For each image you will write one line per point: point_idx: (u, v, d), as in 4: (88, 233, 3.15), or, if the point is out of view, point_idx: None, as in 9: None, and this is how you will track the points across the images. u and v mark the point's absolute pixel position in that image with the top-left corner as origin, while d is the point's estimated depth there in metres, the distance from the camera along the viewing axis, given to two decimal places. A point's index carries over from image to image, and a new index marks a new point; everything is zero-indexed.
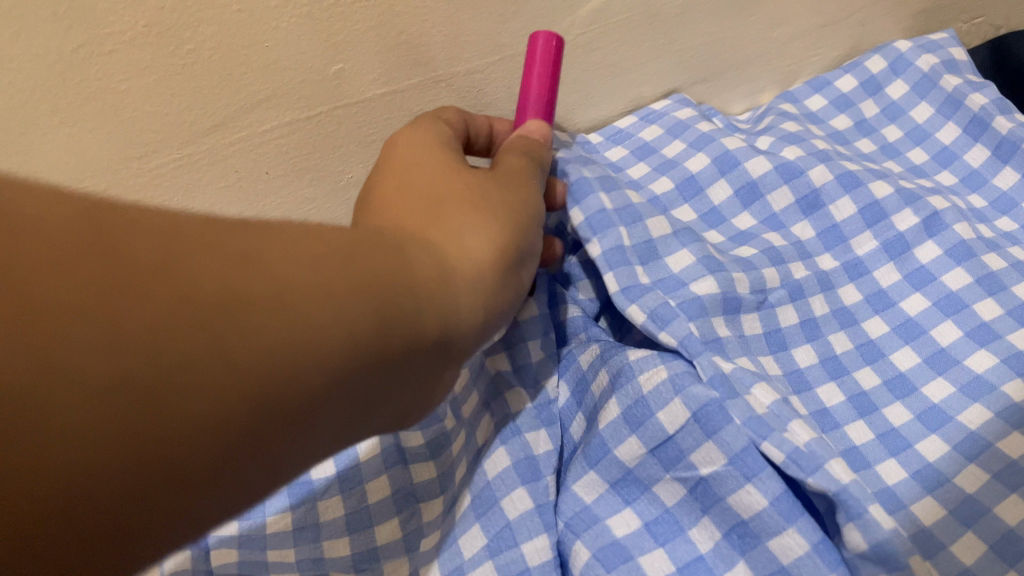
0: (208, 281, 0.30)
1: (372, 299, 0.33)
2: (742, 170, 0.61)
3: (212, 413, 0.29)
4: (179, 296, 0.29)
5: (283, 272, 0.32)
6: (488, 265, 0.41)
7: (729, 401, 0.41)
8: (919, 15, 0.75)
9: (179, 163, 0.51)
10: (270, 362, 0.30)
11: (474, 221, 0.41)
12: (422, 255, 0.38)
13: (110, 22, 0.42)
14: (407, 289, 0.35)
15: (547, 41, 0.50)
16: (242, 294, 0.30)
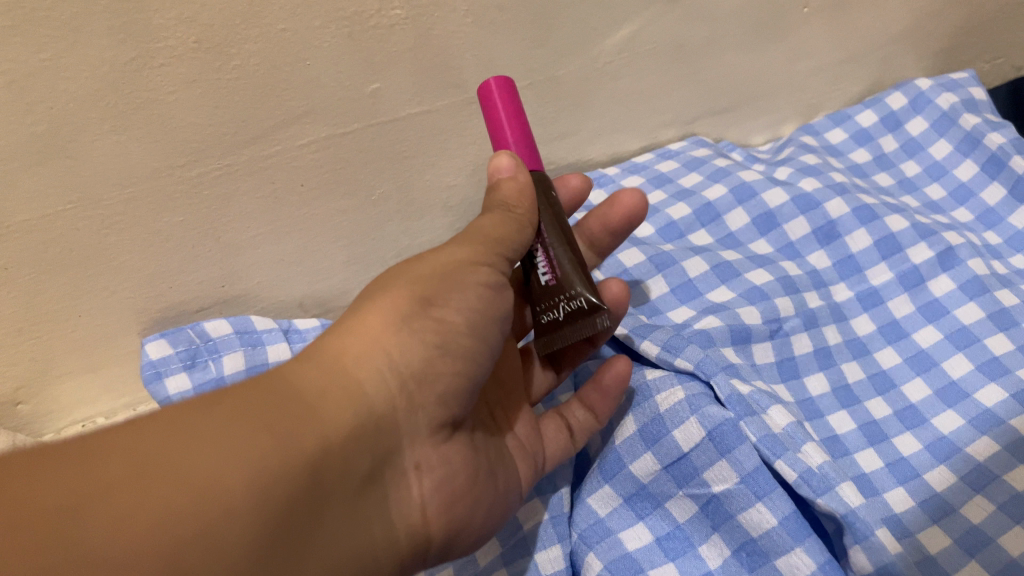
0: (87, 459, 0.28)
1: (272, 423, 0.31)
2: (759, 200, 0.64)
3: (206, 560, 0.28)
4: (63, 487, 0.27)
5: (164, 439, 0.29)
6: (395, 350, 0.35)
7: (744, 420, 0.43)
8: (940, 54, 0.76)
9: (219, 173, 0.53)
10: (235, 505, 0.29)
11: (365, 314, 0.36)
12: (308, 379, 0.33)
13: (162, 38, 0.45)
14: (310, 401, 0.33)
15: (498, 81, 0.41)
16: (110, 477, 0.28)
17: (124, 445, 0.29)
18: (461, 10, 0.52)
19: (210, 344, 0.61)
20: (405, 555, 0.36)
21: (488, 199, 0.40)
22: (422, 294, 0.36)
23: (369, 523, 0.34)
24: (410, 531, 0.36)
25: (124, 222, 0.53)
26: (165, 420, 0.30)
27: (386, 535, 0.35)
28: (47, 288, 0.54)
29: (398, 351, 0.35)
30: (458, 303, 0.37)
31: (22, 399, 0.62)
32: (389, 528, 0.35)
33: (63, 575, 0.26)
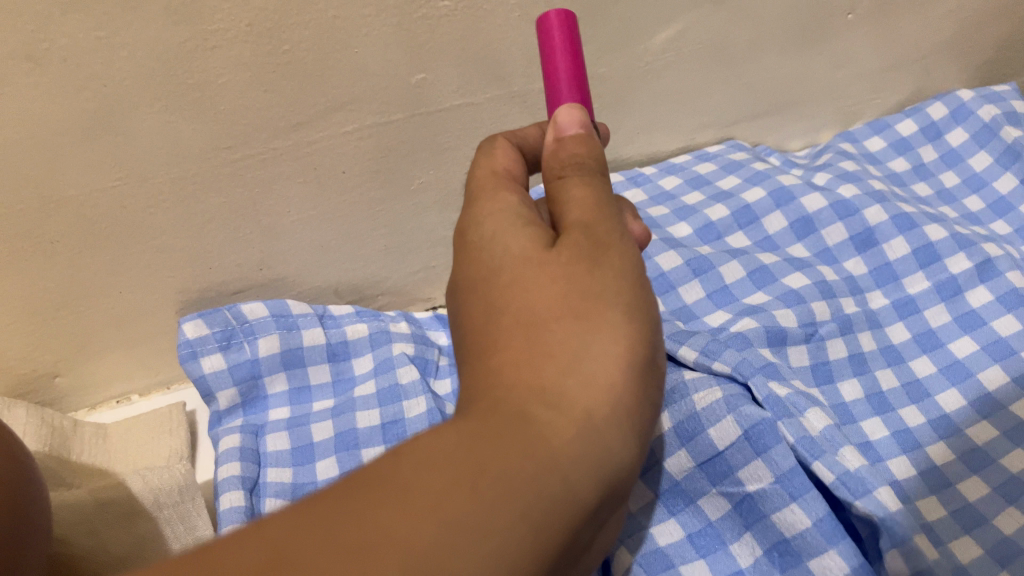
0: (386, 536, 0.22)
1: (516, 474, 0.24)
2: (797, 205, 0.65)
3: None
4: (393, 565, 0.21)
5: (437, 489, 0.23)
6: (637, 408, 0.29)
7: (782, 421, 0.44)
8: (983, 66, 0.76)
9: (263, 158, 0.53)
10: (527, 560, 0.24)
11: (598, 352, 0.28)
12: (565, 434, 0.26)
13: (214, 20, 0.45)
14: (570, 465, 0.26)
15: (559, 16, 0.35)
16: (419, 541, 0.22)
17: (418, 508, 0.23)
18: (509, 5, 0.52)
19: (246, 326, 0.62)
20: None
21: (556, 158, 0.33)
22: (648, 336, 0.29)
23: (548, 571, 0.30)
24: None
25: (169, 203, 0.53)
26: (432, 473, 0.24)
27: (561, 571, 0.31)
28: (89, 263, 0.55)
29: (634, 395, 0.28)
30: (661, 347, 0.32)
31: (60, 371, 0.63)
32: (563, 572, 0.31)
33: None
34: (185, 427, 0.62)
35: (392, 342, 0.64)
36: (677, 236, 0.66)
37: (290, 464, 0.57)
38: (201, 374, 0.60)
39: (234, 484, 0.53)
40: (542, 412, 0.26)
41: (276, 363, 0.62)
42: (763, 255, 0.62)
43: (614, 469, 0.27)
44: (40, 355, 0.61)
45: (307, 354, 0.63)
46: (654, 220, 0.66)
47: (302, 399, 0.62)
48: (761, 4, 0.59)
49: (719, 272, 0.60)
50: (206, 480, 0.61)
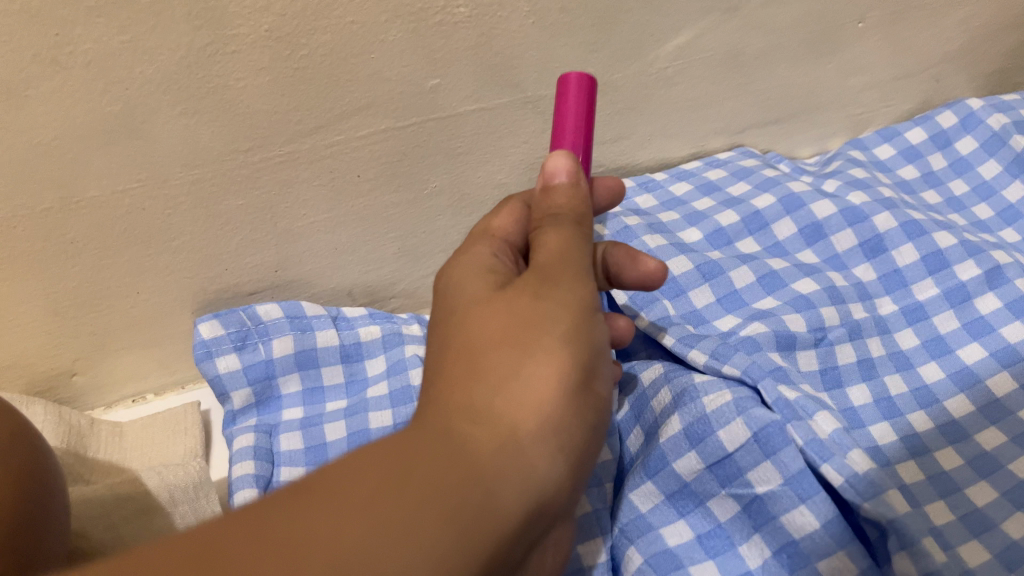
0: (304, 532, 0.25)
1: (435, 482, 0.28)
2: (807, 211, 0.66)
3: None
4: (309, 548, 0.25)
5: (360, 492, 0.27)
6: (564, 425, 0.32)
7: (791, 424, 0.45)
8: (992, 75, 0.77)
9: (280, 161, 0.53)
10: (449, 554, 0.27)
11: (530, 376, 0.32)
12: (490, 447, 0.30)
13: (236, 26, 0.44)
14: (491, 471, 0.29)
15: (579, 79, 0.39)
16: (336, 536, 0.25)
17: (340, 509, 0.26)
18: (524, 12, 0.51)
19: (261, 326, 0.63)
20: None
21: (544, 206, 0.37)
22: (581, 363, 0.33)
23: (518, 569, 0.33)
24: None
25: (187, 205, 0.54)
26: (358, 479, 0.27)
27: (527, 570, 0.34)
28: (108, 263, 0.56)
29: (562, 415, 0.32)
30: (605, 376, 0.35)
31: (78, 370, 0.64)
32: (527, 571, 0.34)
33: None
34: (200, 426, 0.63)
35: (404, 344, 0.65)
36: (687, 239, 0.66)
37: (303, 464, 0.58)
38: (217, 374, 0.60)
39: (249, 483, 0.54)
40: (469, 427, 0.30)
41: (290, 363, 0.63)
42: (773, 260, 0.62)
43: (538, 480, 0.31)
44: (59, 354, 0.62)
45: (320, 355, 0.64)
46: (664, 224, 0.67)
47: (315, 399, 0.63)
48: (774, 13, 0.60)
49: (729, 277, 0.60)
50: (221, 478, 0.62)
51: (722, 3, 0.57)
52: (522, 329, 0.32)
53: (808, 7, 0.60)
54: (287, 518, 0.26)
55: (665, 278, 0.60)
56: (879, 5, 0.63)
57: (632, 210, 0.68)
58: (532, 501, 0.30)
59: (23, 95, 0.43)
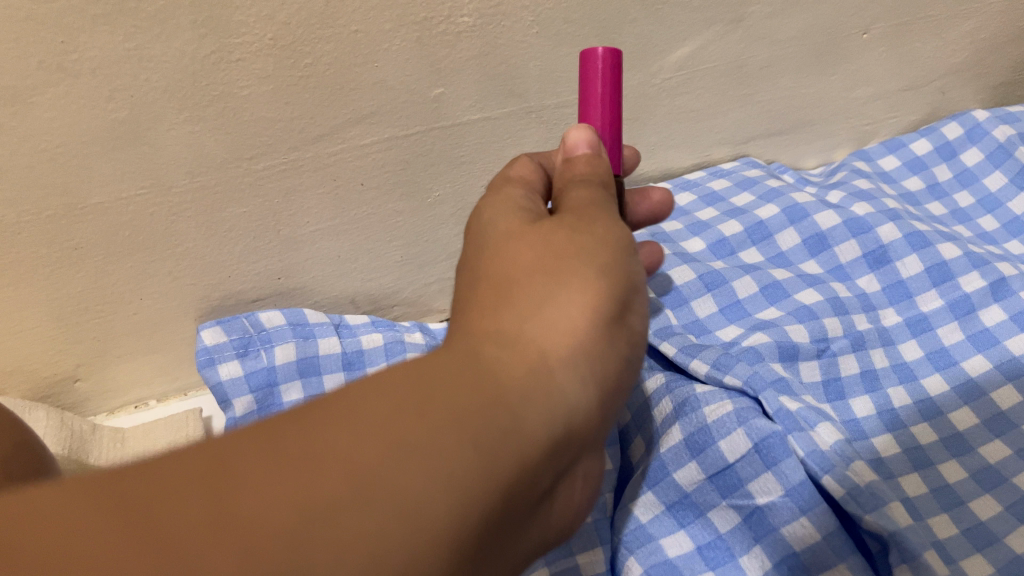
0: (321, 446, 0.24)
1: (459, 407, 0.26)
2: (811, 222, 0.66)
3: (452, 536, 0.24)
4: (329, 464, 0.23)
5: (380, 412, 0.25)
6: (596, 349, 0.31)
7: (792, 435, 0.45)
8: (999, 87, 0.76)
9: (284, 168, 0.54)
10: (471, 482, 0.25)
11: (564, 304, 0.31)
12: (518, 376, 0.28)
13: (241, 34, 0.45)
14: (516, 398, 0.28)
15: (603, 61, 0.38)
16: (354, 456, 0.24)
17: (360, 423, 0.24)
18: (528, 21, 0.51)
19: (264, 334, 0.63)
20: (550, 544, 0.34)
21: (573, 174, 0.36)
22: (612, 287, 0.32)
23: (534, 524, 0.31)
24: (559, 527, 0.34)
25: (191, 213, 0.54)
26: (378, 399, 0.25)
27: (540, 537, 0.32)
28: (112, 270, 0.56)
29: (593, 345, 0.31)
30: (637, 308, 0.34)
31: (80, 376, 0.64)
32: (546, 527, 0.32)
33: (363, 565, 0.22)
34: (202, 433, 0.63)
35: (406, 353, 0.65)
36: (690, 251, 0.66)
37: None
38: (218, 381, 0.61)
39: None
40: (497, 353, 0.29)
41: (292, 371, 0.63)
42: (775, 271, 0.62)
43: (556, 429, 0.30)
44: (62, 360, 0.62)
45: (323, 362, 0.64)
46: (666, 234, 0.67)
47: None
48: (778, 25, 0.59)
49: (729, 289, 0.60)
50: None
51: (726, 14, 0.57)
52: (553, 264, 0.32)
53: (812, 19, 0.60)
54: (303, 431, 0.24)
55: (666, 289, 0.60)
56: (884, 16, 0.63)
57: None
58: (554, 444, 0.29)
59: (28, 102, 0.43)
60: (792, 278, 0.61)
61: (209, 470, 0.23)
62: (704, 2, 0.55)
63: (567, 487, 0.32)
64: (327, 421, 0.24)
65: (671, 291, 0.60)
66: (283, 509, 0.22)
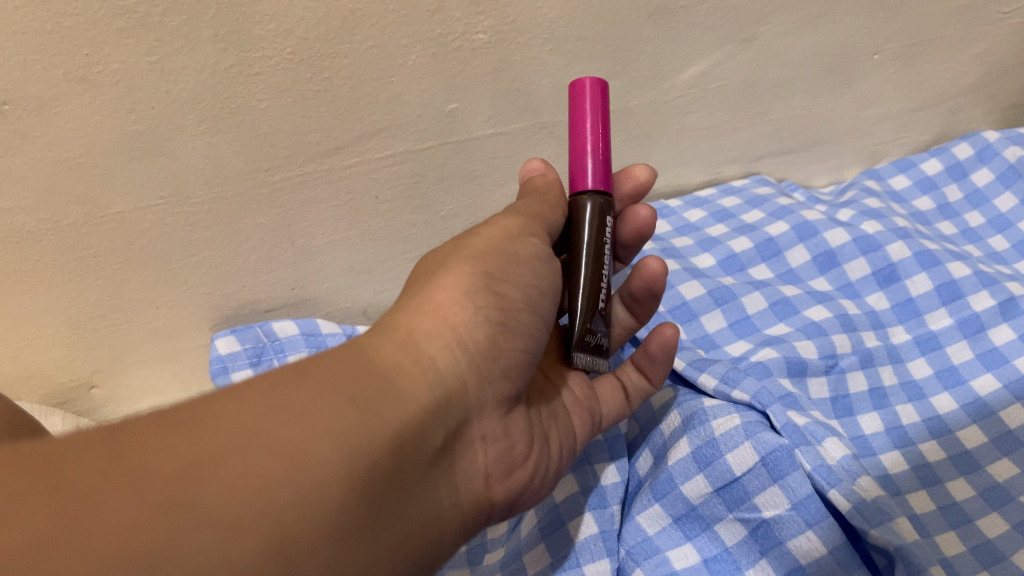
0: (214, 414, 0.29)
1: (328, 406, 0.30)
2: (820, 239, 0.66)
3: (310, 520, 0.28)
4: (218, 425, 0.28)
5: (257, 413, 0.29)
6: (461, 318, 0.35)
7: (800, 449, 0.45)
8: (1011, 109, 0.77)
9: (301, 180, 0.54)
10: (327, 473, 0.29)
11: (433, 291, 0.36)
12: (387, 355, 0.33)
13: (260, 47, 0.45)
14: (383, 371, 0.32)
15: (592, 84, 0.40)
16: (218, 447, 0.28)
17: (246, 397, 0.30)
18: (542, 39, 0.52)
19: (276, 343, 0.65)
20: (469, 520, 0.35)
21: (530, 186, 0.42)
22: (483, 270, 0.37)
23: (437, 487, 0.33)
24: (474, 498, 0.35)
25: (209, 224, 0.55)
26: (262, 400, 0.30)
27: (451, 501, 0.34)
28: (129, 278, 0.57)
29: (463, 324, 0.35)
30: (518, 281, 0.37)
31: (96, 383, 0.66)
32: (455, 491, 0.34)
33: (246, 499, 0.27)
34: None
35: None
36: (700, 266, 0.67)
37: None
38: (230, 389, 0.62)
39: None
40: (369, 338, 0.34)
41: None
42: (787, 288, 0.62)
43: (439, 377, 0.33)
44: (79, 366, 0.63)
45: None
46: (677, 249, 0.68)
47: None
48: (790, 44, 0.60)
49: (740, 304, 0.60)
50: None
51: (738, 33, 0.57)
52: (432, 266, 0.38)
53: (824, 39, 0.61)
54: (190, 424, 0.28)
55: (677, 304, 0.60)
56: (895, 38, 0.63)
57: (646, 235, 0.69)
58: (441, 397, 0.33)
59: (53, 112, 0.45)
60: (803, 295, 0.61)
61: (116, 438, 0.28)
62: (715, 22, 0.56)
63: (465, 449, 0.35)
64: (216, 402, 0.29)
65: (683, 307, 0.60)
66: (171, 460, 0.27)
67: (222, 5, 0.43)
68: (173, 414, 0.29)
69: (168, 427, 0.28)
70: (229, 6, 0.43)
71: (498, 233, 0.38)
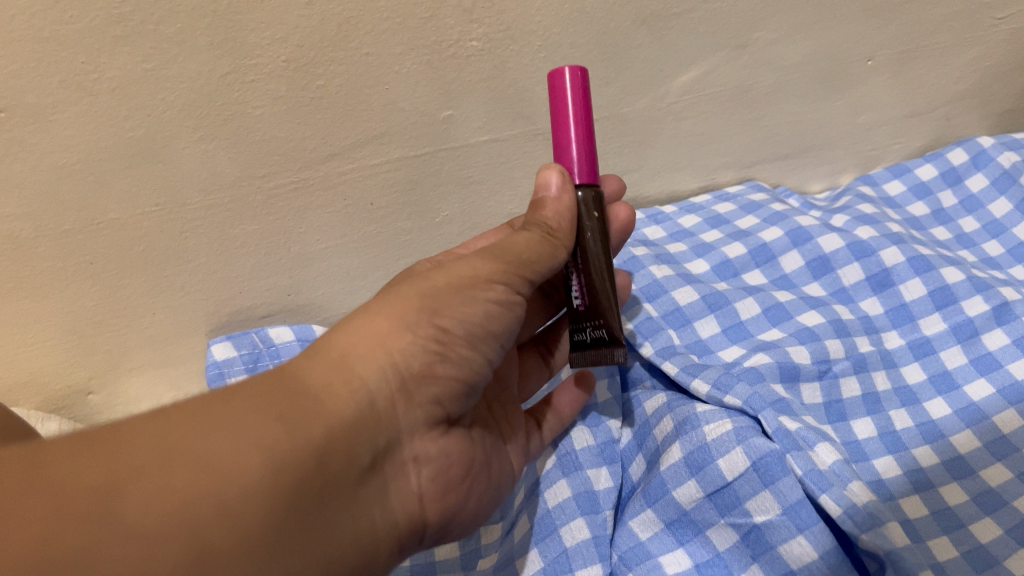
0: (139, 430, 0.30)
1: (255, 425, 0.31)
2: (814, 245, 0.67)
3: (230, 533, 0.29)
4: (141, 441, 0.30)
5: (182, 429, 0.30)
6: (400, 344, 0.35)
7: (790, 454, 0.45)
8: (1005, 114, 0.77)
9: (296, 187, 0.55)
10: (250, 488, 0.30)
11: (374, 313, 0.36)
12: (316, 374, 0.34)
13: (256, 55, 0.46)
14: (312, 393, 0.33)
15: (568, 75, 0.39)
16: (139, 463, 0.29)
17: (171, 415, 0.31)
18: (536, 46, 0.52)
19: (272, 349, 0.65)
20: (404, 536, 0.37)
21: (529, 216, 0.39)
22: (428, 309, 0.36)
23: (369, 505, 0.35)
24: (409, 515, 0.37)
25: (204, 232, 0.55)
26: (189, 417, 0.31)
27: (385, 520, 0.35)
28: (124, 285, 0.57)
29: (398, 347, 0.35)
30: (457, 313, 0.36)
31: (93, 389, 0.66)
32: (389, 511, 0.36)
33: (164, 512, 0.28)
34: None
35: None
36: (693, 272, 0.67)
37: None
38: None
39: None
40: (302, 361, 0.34)
41: None
42: (780, 293, 0.62)
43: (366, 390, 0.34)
44: (76, 372, 0.64)
45: None
46: (670, 254, 0.68)
47: None
48: (783, 51, 0.60)
49: (732, 309, 0.60)
50: None
51: (731, 40, 0.58)
52: (386, 292, 0.38)
53: (818, 45, 0.61)
54: (113, 440, 0.30)
55: (670, 309, 0.60)
56: (888, 43, 0.64)
57: (640, 241, 0.69)
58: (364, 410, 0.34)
59: (49, 119, 0.45)
60: (796, 300, 0.61)
61: (42, 453, 0.29)
62: (709, 29, 0.56)
63: (397, 472, 0.36)
64: (142, 420, 0.31)
65: (676, 312, 0.60)
66: (93, 475, 0.29)
67: (217, 13, 0.43)
68: (101, 430, 0.31)
69: (93, 443, 0.30)
70: (225, 14, 0.43)
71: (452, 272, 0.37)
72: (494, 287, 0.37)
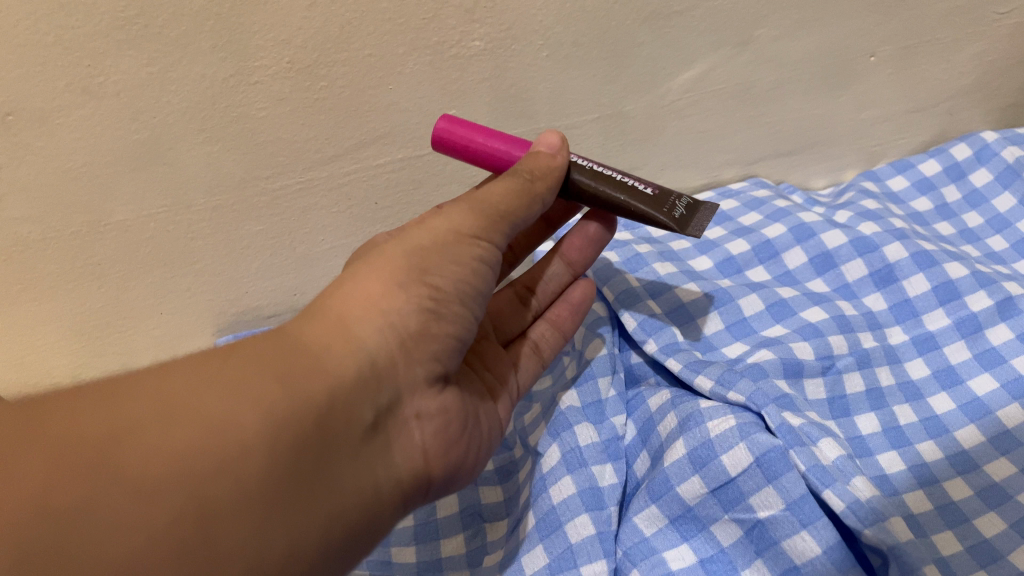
0: (137, 389, 0.31)
1: (255, 383, 0.32)
2: (818, 241, 0.67)
3: (230, 486, 0.30)
4: (142, 397, 0.31)
5: (181, 389, 0.32)
6: (395, 305, 0.35)
7: (793, 450, 0.45)
8: (1010, 109, 0.77)
9: (301, 187, 0.55)
10: (251, 441, 0.31)
11: (364, 276, 0.36)
12: (318, 348, 0.34)
13: (259, 57, 0.46)
14: (314, 351, 0.34)
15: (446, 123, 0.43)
16: (140, 418, 0.30)
17: (170, 376, 0.32)
18: (537, 45, 0.52)
19: None
20: (409, 493, 0.37)
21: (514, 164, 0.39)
22: (416, 269, 0.36)
23: (374, 463, 0.35)
24: (414, 471, 0.37)
25: (210, 233, 0.56)
26: (188, 377, 0.32)
27: (390, 477, 0.35)
28: (132, 286, 0.58)
29: (392, 308, 0.35)
30: (446, 273, 0.37)
31: None
32: (393, 468, 0.36)
33: (166, 462, 0.29)
34: None
35: None
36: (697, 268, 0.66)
37: None
38: None
39: None
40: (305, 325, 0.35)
41: None
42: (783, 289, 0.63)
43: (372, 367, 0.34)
44: (84, 373, 0.64)
45: None
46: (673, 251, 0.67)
47: None
48: (786, 48, 0.60)
49: (736, 304, 0.61)
50: None
51: (733, 37, 0.58)
52: (372, 255, 0.38)
53: (820, 41, 0.61)
54: (113, 397, 0.31)
55: (674, 305, 0.60)
56: (890, 39, 0.64)
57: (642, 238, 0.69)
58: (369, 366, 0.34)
59: (56, 123, 0.45)
60: (800, 296, 0.61)
61: (43, 411, 0.31)
62: (710, 27, 0.56)
63: (400, 430, 0.36)
64: (140, 380, 0.32)
65: (679, 307, 0.60)
66: (94, 427, 0.30)
67: (220, 15, 0.43)
68: (97, 389, 0.32)
69: (92, 401, 0.31)
70: (227, 16, 0.43)
71: (435, 228, 0.38)
72: (474, 242, 0.38)
